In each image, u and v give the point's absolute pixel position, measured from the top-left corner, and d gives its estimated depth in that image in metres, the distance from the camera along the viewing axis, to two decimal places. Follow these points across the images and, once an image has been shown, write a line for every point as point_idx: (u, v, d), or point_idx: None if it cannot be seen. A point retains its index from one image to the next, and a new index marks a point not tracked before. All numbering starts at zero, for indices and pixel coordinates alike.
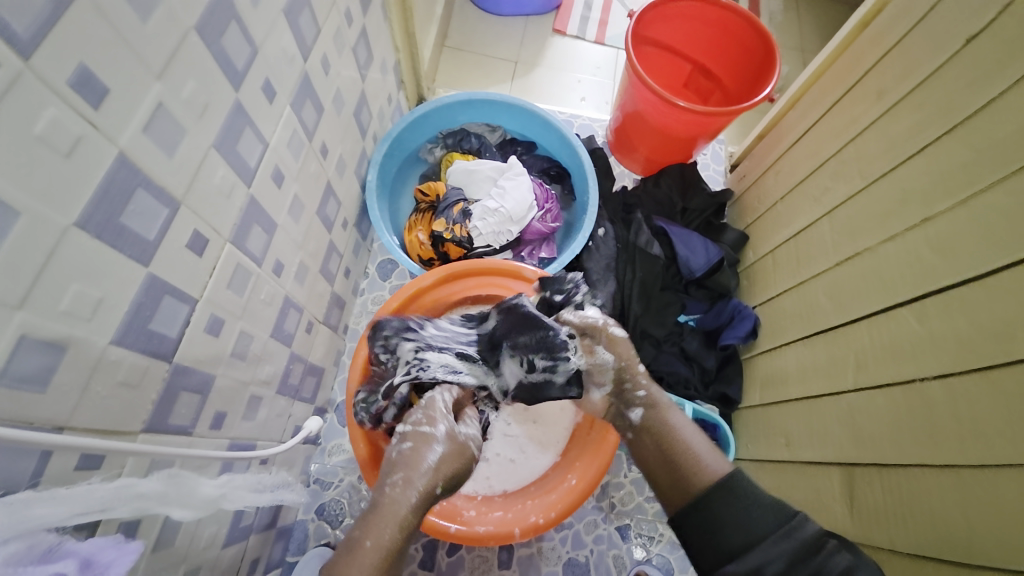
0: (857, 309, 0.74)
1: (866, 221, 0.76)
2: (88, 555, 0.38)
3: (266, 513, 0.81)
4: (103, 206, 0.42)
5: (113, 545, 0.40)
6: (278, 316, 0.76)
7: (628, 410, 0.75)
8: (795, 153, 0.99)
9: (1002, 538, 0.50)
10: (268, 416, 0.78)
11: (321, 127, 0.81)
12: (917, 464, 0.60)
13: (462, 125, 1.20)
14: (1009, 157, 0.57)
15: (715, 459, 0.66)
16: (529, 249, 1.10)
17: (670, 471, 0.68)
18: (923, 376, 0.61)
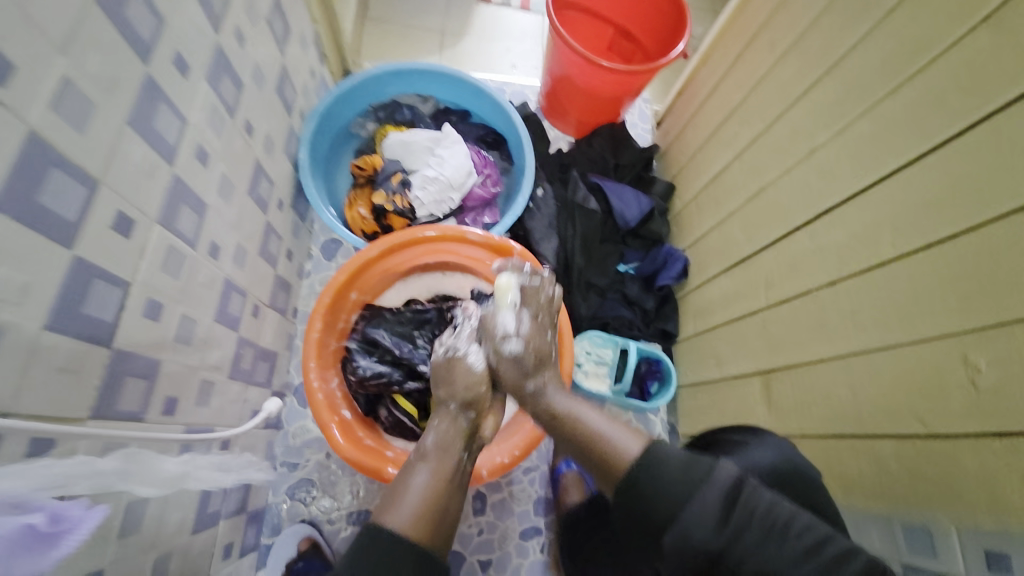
0: (765, 239, 0.83)
1: (767, 160, 0.85)
2: (55, 510, 0.38)
3: (234, 498, 0.81)
4: (15, 186, 0.40)
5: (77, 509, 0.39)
6: (221, 299, 0.75)
7: (523, 383, 0.69)
8: (709, 105, 1.07)
9: (883, 408, 0.61)
10: (224, 402, 0.78)
11: (243, 103, 0.78)
12: (819, 361, 0.70)
13: (392, 97, 1.18)
14: (873, 92, 0.66)
15: (617, 430, 0.60)
16: (473, 215, 1.13)
17: (584, 453, 0.61)
18: (818, 287, 0.71)
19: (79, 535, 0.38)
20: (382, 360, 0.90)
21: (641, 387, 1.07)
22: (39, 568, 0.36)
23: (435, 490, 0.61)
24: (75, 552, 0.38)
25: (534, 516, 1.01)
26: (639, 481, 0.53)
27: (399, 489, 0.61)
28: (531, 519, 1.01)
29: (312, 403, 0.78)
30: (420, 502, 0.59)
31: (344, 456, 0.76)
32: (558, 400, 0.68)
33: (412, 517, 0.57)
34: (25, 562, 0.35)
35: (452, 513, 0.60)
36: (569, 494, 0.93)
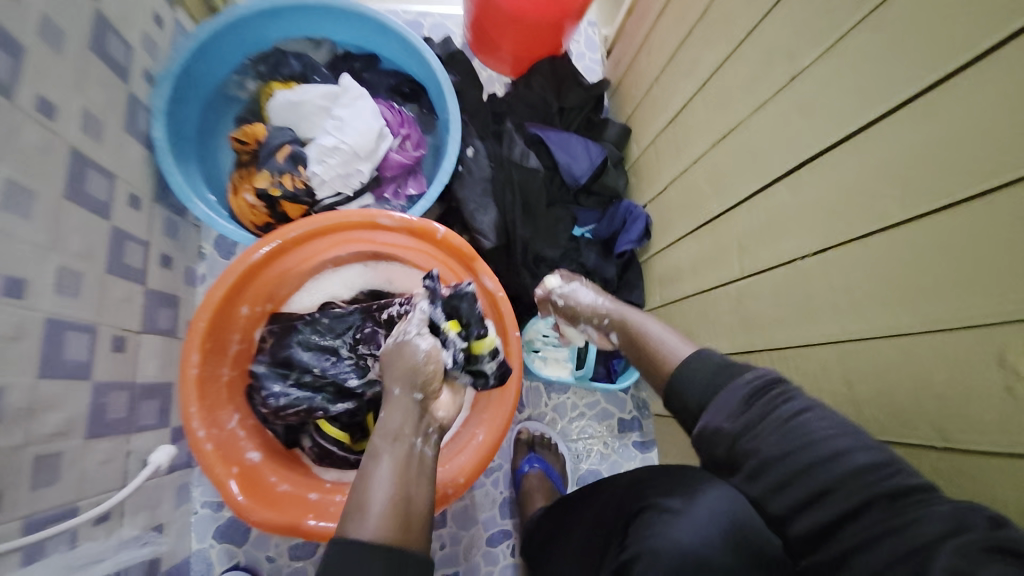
0: (735, 193, 0.69)
1: (735, 90, 0.69)
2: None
3: (132, 568, 0.68)
4: None
5: None
6: (45, 347, 0.57)
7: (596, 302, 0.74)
8: (665, 24, 0.87)
9: (884, 404, 0.51)
10: (84, 468, 0.62)
11: (20, 72, 0.55)
12: (806, 344, 0.59)
13: (275, 44, 0.94)
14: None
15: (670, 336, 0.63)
16: (393, 188, 0.93)
17: (638, 357, 0.64)
18: (804, 255, 0.58)
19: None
20: (299, 385, 0.73)
21: (608, 365, 0.96)
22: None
23: (401, 482, 0.49)
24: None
25: (502, 519, 0.93)
26: (675, 382, 0.56)
27: (359, 488, 0.49)
28: (498, 522, 0.93)
29: (200, 458, 0.64)
30: (387, 498, 0.48)
31: (249, 518, 0.63)
32: (633, 317, 0.69)
33: (382, 519, 0.46)
34: None
35: (425, 505, 0.49)
36: (533, 501, 0.85)
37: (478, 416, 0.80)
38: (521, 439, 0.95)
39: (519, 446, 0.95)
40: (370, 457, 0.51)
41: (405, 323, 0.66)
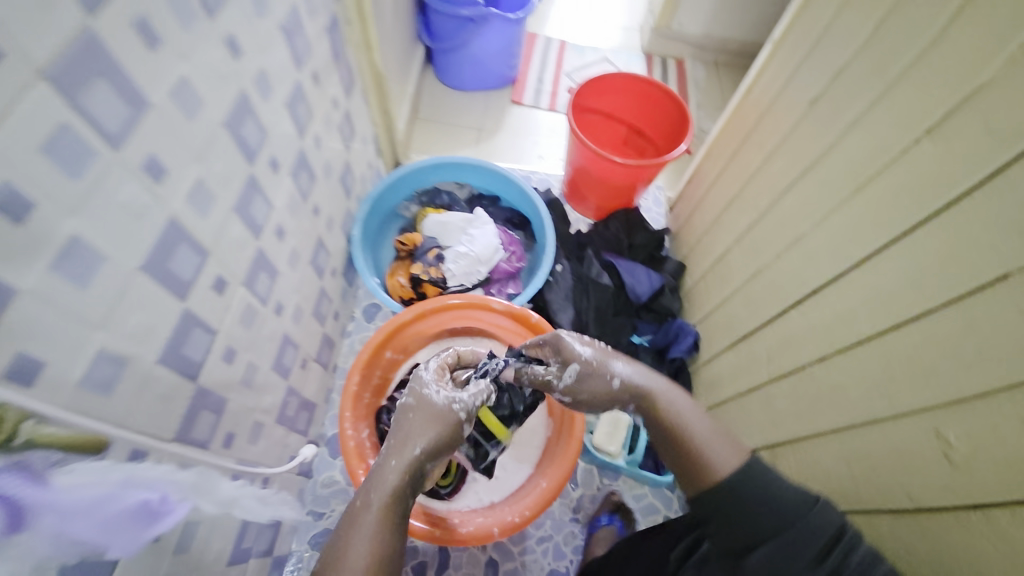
0: (764, 315, 0.91)
1: (762, 243, 0.95)
2: (163, 494, 0.48)
3: (264, 539, 0.87)
4: (158, 254, 0.54)
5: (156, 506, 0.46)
6: (278, 351, 0.87)
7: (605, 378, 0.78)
8: (713, 194, 1.19)
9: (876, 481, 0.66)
10: (268, 445, 0.87)
11: (314, 191, 0.96)
12: (818, 434, 0.76)
13: (434, 184, 1.37)
14: (842, 190, 0.77)
15: (697, 418, 0.73)
16: (498, 286, 1.25)
17: (672, 442, 0.71)
18: (810, 362, 0.78)
19: (168, 520, 0.47)
20: None
21: (656, 459, 1.15)
22: (139, 541, 0.45)
23: (377, 536, 0.60)
24: (162, 533, 0.47)
25: None
26: (737, 492, 0.62)
27: (341, 538, 0.60)
28: None
29: (344, 450, 0.89)
30: (365, 552, 0.59)
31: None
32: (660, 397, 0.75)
33: (364, 566, 0.58)
34: (134, 531, 0.44)
35: (394, 549, 0.61)
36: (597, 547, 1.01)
37: (543, 469, 0.97)
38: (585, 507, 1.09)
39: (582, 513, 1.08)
40: (359, 502, 0.63)
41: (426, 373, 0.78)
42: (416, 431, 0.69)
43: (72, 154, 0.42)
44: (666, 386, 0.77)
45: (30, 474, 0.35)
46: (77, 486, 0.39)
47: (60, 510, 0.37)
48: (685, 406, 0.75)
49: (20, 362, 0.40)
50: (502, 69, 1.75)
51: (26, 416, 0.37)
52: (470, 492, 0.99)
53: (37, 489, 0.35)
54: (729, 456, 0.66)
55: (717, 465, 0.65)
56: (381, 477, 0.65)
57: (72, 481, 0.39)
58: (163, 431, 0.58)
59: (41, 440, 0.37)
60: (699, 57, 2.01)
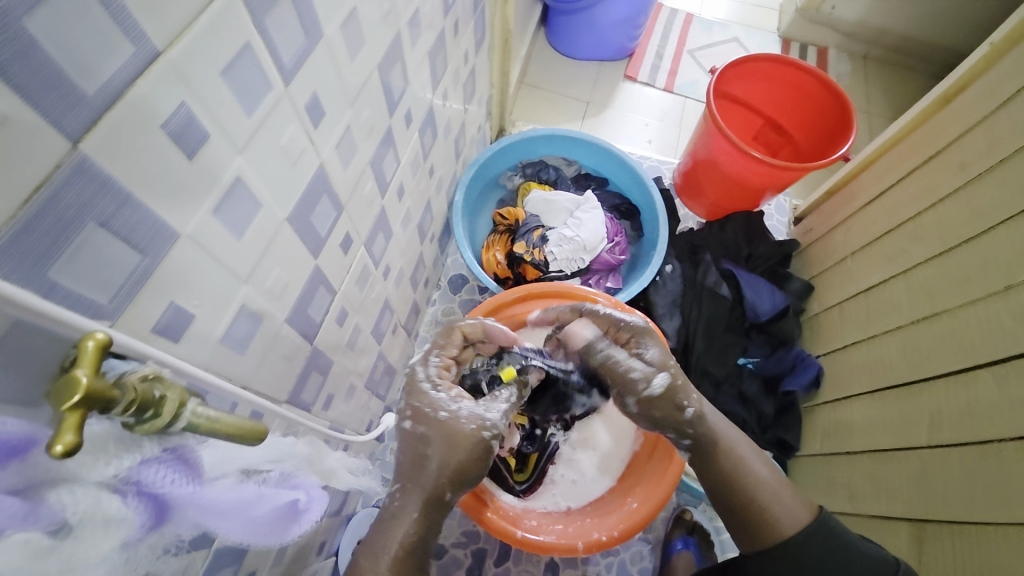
0: (933, 369, 0.78)
1: (945, 284, 0.81)
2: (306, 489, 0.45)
3: (339, 499, 0.86)
4: (303, 206, 0.49)
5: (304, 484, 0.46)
6: (378, 316, 0.83)
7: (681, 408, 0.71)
8: (868, 213, 1.04)
9: None
10: (356, 408, 0.84)
11: (433, 150, 0.89)
12: (993, 524, 0.64)
13: (541, 157, 1.28)
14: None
15: (760, 465, 0.71)
16: (596, 278, 1.16)
17: (717, 472, 0.70)
18: (1001, 439, 0.66)
19: (309, 517, 0.44)
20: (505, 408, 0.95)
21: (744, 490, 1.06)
22: (280, 539, 0.42)
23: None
24: (301, 530, 0.44)
25: None
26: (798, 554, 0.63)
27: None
28: None
29: None
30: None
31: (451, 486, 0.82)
32: (716, 425, 0.72)
33: None
34: (279, 530, 0.41)
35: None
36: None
37: (628, 486, 0.90)
38: (682, 518, 1.03)
39: (678, 523, 1.03)
40: (365, 561, 0.61)
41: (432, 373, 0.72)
42: (434, 475, 0.64)
43: (248, 84, 0.37)
44: (737, 432, 0.73)
45: (184, 462, 0.32)
46: (220, 476, 0.35)
47: (204, 503, 0.33)
48: (747, 447, 0.71)
49: (174, 313, 0.36)
50: (622, 39, 1.59)
51: (189, 395, 0.30)
52: (547, 494, 0.94)
53: (187, 479, 0.32)
54: (797, 511, 0.66)
55: (784, 524, 0.65)
56: (395, 528, 0.62)
57: (217, 468, 0.35)
58: (280, 392, 0.55)
59: (206, 426, 0.30)
60: (847, 47, 1.73)
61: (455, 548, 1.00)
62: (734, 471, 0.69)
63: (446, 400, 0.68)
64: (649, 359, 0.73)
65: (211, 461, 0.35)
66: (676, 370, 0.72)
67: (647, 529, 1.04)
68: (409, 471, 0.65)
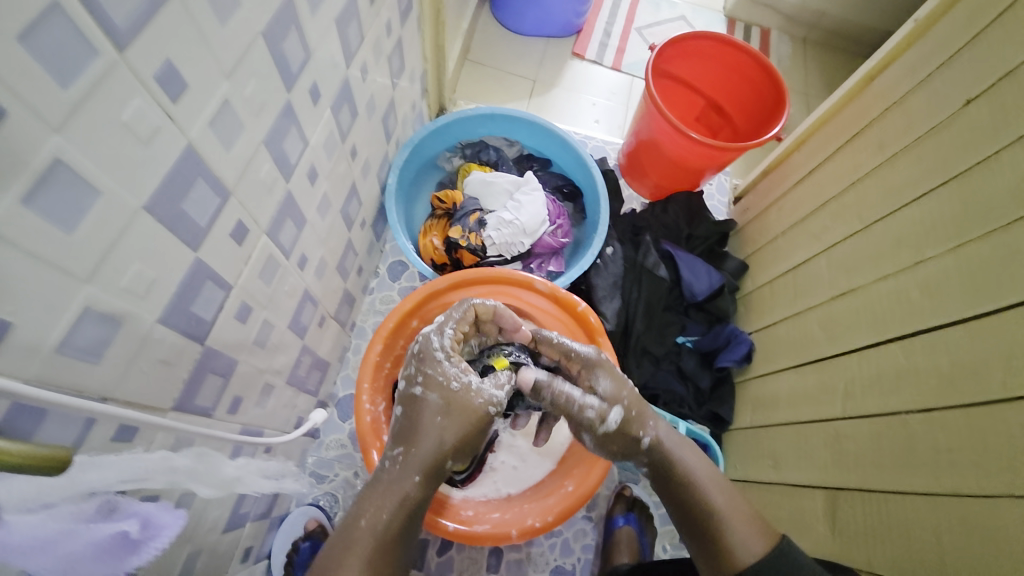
0: (850, 342, 0.82)
1: (862, 261, 0.84)
2: (148, 514, 0.39)
3: (264, 502, 0.81)
4: (168, 192, 0.43)
5: (156, 511, 0.40)
6: (297, 308, 0.78)
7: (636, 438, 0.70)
8: (799, 192, 1.06)
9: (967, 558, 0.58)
10: (276, 407, 0.79)
11: (354, 130, 0.83)
12: (897, 489, 0.68)
13: (481, 137, 1.23)
14: (991, 217, 0.64)
15: (716, 489, 0.67)
16: (538, 261, 1.14)
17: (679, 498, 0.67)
18: (907, 410, 0.69)
19: (159, 544, 0.39)
20: None
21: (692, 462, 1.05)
22: (120, 573, 0.36)
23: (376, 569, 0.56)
24: (150, 562, 0.38)
25: None
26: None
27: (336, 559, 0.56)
28: None
29: (359, 424, 0.83)
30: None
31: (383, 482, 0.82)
32: (670, 445, 0.70)
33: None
34: (110, 566, 0.36)
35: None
36: (619, 554, 0.95)
37: (566, 469, 0.90)
38: (623, 495, 1.04)
39: (619, 500, 1.04)
40: (363, 521, 0.58)
41: (440, 345, 0.69)
42: (439, 434, 0.62)
43: (60, 48, 0.31)
44: (692, 451, 0.70)
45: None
46: (18, 510, 0.31)
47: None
48: (704, 475, 0.68)
49: None
50: (568, 15, 1.54)
51: None
52: (487, 481, 0.92)
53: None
54: (752, 538, 0.62)
55: (744, 549, 0.61)
56: (393, 491, 0.60)
57: (19, 501, 0.31)
58: (160, 398, 0.50)
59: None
60: (789, 29, 1.75)
61: None
62: (688, 491, 0.67)
63: (449, 371, 0.65)
64: (603, 392, 0.71)
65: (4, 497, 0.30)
66: (628, 401, 0.70)
67: (590, 508, 1.06)
68: (411, 435, 0.63)
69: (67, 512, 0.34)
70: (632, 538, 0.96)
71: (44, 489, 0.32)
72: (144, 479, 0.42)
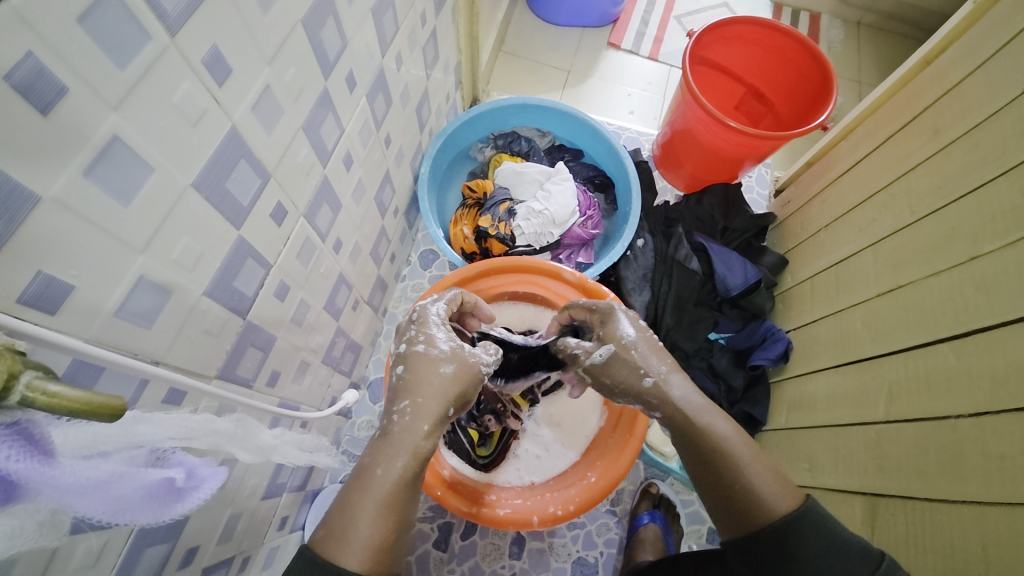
0: (896, 342, 0.77)
1: (911, 255, 0.79)
2: (190, 467, 0.42)
3: (299, 475, 0.85)
4: (215, 171, 0.47)
5: (203, 467, 0.43)
6: (332, 290, 0.81)
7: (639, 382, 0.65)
8: (844, 183, 1.01)
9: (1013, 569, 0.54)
10: (312, 385, 0.83)
11: (388, 119, 0.85)
12: (944, 496, 0.64)
13: (513, 128, 1.24)
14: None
15: (743, 445, 0.59)
16: (567, 252, 1.14)
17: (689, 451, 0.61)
18: (958, 414, 0.64)
19: (202, 494, 0.41)
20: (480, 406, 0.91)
21: None
22: (165, 518, 0.40)
23: (389, 517, 0.53)
24: (194, 509, 0.41)
25: None
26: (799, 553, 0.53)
27: (330, 511, 0.52)
28: None
29: None
30: (369, 534, 0.51)
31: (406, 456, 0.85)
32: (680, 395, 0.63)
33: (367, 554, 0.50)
34: (157, 510, 0.39)
35: (396, 532, 0.54)
36: (643, 551, 0.93)
37: (590, 460, 0.90)
38: (648, 492, 1.03)
39: (644, 497, 1.03)
40: (378, 469, 0.55)
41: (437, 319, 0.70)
42: (444, 390, 0.61)
43: (118, 31, 0.34)
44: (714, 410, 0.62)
45: (26, 439, 0.31)
46: (77, 455, 0.34)
47: (53, 480, 0.32)
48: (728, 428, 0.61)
49: (46, 282, 0.35)
50: (604, 4, 1.51)
51: (22, 368, 0.29)
52: (510, 469, 0.93)
53: (29, 454, 0.30)
54: (781, 494, 0.56)
55: (771, 503, 0.56)
56: (407, 441, 0.57)
57: (76, 446, 0.34)
58: (206, 367, 0.53)
59: (44, 401, 0.29)
60: (840, 12, 1.65)
61: (422, 522, 1.00)
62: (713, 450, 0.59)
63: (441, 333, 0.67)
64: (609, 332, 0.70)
65: (65, 441, 0.33)
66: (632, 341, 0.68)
67: (614, 502, 1.05)
68: (418, 386, 0.61)
69: (120, 459, 0.37)
70: (655, 535, 0.94)
71: (98, 437, 0.35)
72: (191, 438, 0.45)
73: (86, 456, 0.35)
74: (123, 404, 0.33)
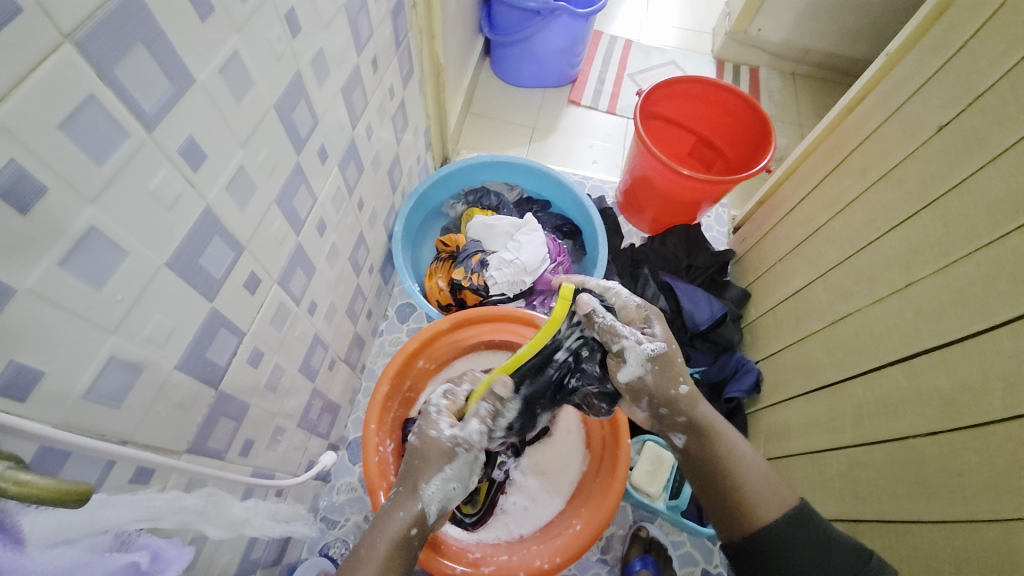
0: (852, 367, 0.82)
1: (856, 284, 0.85)
2: (156, 549, 0.41)
3: (275, 547, 0.82)
4: (188, 250, 0.49)
5: (172, 546, 0.42)
6: (307, 352, 0.81)
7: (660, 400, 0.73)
8: (791, 219, 1.08)
9: None
10: (288, 449, 0.82)
11: (360, 184, 0.90)
12: (914, 518, 0.66)
13: (483, 183, 1.30)
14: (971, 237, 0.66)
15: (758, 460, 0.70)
16: (541, 298, 1.17)
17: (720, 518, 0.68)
18: (915, 434, 0.68)
19: None
20: None
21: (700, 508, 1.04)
22: None
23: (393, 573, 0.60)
24: None
25: None
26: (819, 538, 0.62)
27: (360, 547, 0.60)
28: None
29: (366, 463, 0.85)
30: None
31: None
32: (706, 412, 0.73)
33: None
34: None
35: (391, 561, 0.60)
36: None
37: (575, 507, 0.89)
38: (640, 535, 1.00)
39: (636, 541, 1.00)
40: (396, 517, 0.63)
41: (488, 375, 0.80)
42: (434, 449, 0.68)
43: (98, 134, 0.37)
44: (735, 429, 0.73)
45: None
46: (44, 543, 0.34)
47: (20, 569, 0.31)
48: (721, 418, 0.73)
49: (16, 370, 0.36)
50: (562, 67, 1.64)
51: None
52: (500, 523, 0.92)
53: None
54: (774, 505, 0.65)
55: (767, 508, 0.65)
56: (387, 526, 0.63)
57: (45, 534, 0.34)
58: (175, 441, 0.53)
59: (14, 490, 0.30)
60: (776, 65, 1.83)
61: None
62: (742, 486, 0.67)
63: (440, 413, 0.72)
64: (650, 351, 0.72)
65: (34, 528, 0.33)
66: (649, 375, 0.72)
67: (605, 551, 1.02)
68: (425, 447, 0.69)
69: (84, 546, 0.37)
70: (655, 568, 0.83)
71: (64, 523, 0.35)
72: (155, 518, 0.45)
73: (51, 544, 0.34)
74: (89, 488, 0.33)
